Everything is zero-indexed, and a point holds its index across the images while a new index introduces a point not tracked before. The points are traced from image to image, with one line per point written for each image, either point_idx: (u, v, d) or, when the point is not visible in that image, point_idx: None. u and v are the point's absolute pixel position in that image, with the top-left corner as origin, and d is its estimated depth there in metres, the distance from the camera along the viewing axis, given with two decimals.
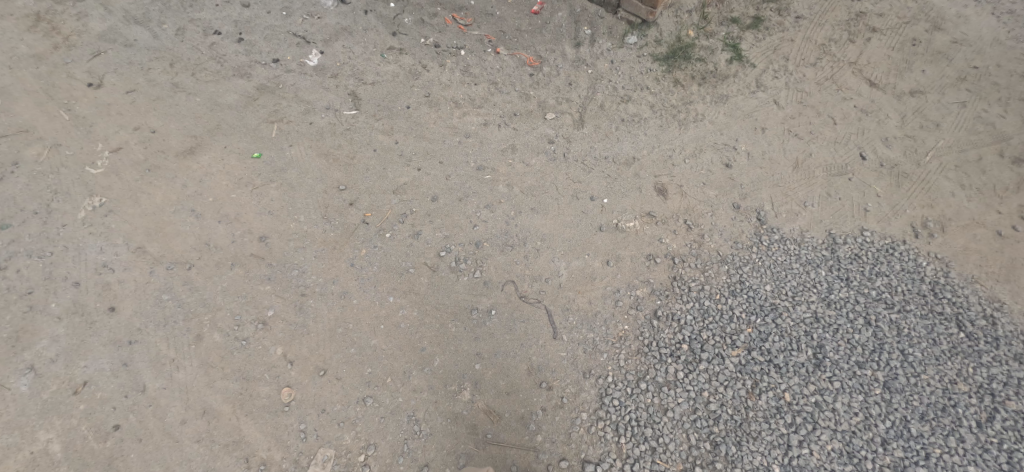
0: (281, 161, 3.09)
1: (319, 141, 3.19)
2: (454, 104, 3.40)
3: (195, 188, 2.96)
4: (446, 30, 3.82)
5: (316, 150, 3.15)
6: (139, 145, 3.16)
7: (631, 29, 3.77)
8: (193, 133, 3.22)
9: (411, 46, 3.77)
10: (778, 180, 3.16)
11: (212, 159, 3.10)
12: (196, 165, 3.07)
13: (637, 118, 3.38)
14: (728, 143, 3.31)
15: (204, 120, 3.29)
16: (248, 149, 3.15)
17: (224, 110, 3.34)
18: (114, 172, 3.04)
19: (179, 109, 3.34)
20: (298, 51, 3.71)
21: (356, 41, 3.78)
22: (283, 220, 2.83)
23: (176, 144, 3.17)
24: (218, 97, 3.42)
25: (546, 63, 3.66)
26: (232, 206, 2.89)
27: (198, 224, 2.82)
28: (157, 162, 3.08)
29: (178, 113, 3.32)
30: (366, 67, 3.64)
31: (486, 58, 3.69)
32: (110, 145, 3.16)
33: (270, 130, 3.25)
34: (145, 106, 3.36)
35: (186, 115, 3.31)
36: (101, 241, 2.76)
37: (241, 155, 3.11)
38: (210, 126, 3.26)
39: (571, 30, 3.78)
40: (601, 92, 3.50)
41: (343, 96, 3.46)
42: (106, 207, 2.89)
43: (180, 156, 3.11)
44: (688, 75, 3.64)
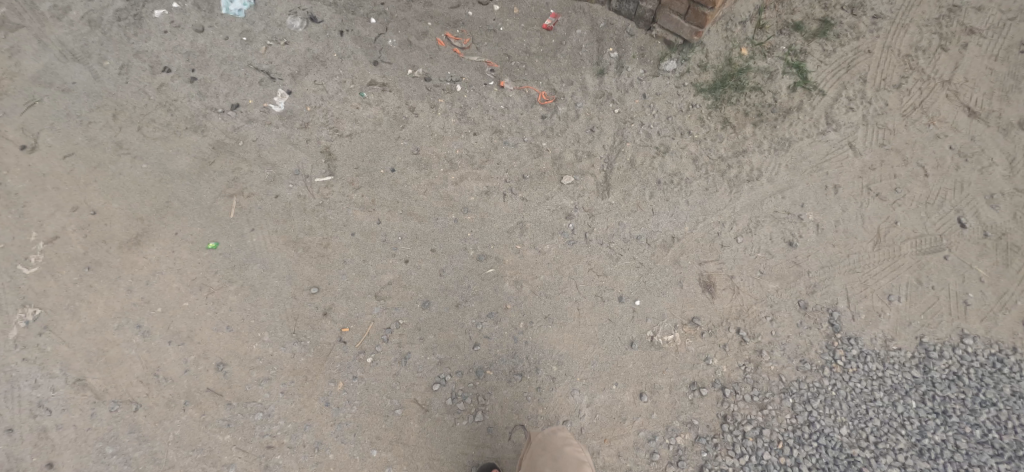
0: (241, 253, 2.56)
1: (287, 223, 2.63)
2: (449, 165, 2.77)
3: (142, 294, 2.48)
4: (439, 55, 3.16)
5: (284, 235, 2.60)
6: (78, 233, 2.65)
7: (668, 50, 3.01)
8: (139, 214, 2.69)
9: (396, 79, 3.09)
10: (856, 262, 2.52)
11: (161, 251, 2.58)
12: (143, 258, 2.57)
13: (678, 178, 2.70)
14: (792, 210, 2.64)
15: (151, 196, 2.74)
16: (202, 236, 2.61)
17: (175, 180, 2.78)
18: (48, 272, 2.56)
19: (123, 181, 2.79)
20: (262, 91, 3.07)
21: (330, 74, 3.13)
22: (243, 340, 2.35)
23: (120, 231, 2.65)
24: (169, 161, 2.85)
25: (561, 99, 2.96)
26: (185, 322, 2.40)
27: (145, 346, 2.37)
28: (99, 257, 2.58)
29: (122, 187, 2.77)
30: (342, 110, 3.00)
31: (489, 94, 3.01)
32: (46, 233, 2.66)
33: (228, 208, 2.69)
34: (85, 177, 2.82)
35: (130, 189, 2.76)
36: (36, 372, 2.34)
37: (194, 244, 2.59)
38: (159, 205, 2.71)
39: (592, 50, 3.06)
40: (630, 140, 2.82)
41: (315, 154, 2.86)
42: (42, 322, 2.45)
43: (125, 248, 2.60)
44: (741, 113, 2.92)
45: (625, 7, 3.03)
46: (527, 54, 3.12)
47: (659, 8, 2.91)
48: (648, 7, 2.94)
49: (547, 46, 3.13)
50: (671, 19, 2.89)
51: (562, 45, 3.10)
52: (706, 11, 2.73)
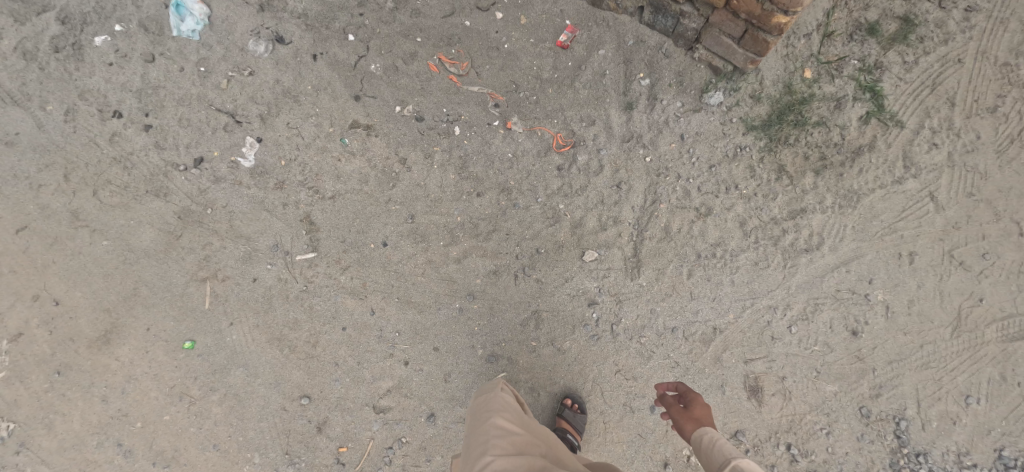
0: (220, 354, 2.27)
1: (269, 314, 2.30)
2: (450, 238, 2.37)
3: (118, 406, 2.25)
4: (432, 84, 2.66)
5: (265, 331, 2.28)
6: (42, 329, 2.34)
7: (714, 78, 2.48)
8: (104, 304, 2.36)
9: (383, 118, 2.61)
10: (929, 355, 2.17)
11: (132, 353, 2.29)
12: (114, 361, 2.29)
13: (722, 250, 2.30)
14: (858, 289, 2.25)
15: (114, 281, 2.39)
16: (176, 332, 2.30)
17: (141, 261, 2.42)
18: (17, 378, 2.30)
19: (83, 262, 2.43)
20: (229, 139, 2.61)
21: (304, 114, 2.65)
22: (232, 459, 2.22)
23: (87, 326, 2.34)
24: (131, 235, 2.46)
25: (580, 144, 2.49)
26: (169, 436, 2.24)
27: (129, 467, 2.25)
28: (67, 360, 2.30)
29: (81, 271, 2.42)
30: (321, 162, 2.55)
31: (494, 138, 2.53)
32: (6, 330, 2.35)
33: (200, 296, 2.34)
34: (41, 257, 2.46)
35: (90, 273, 2.41)
36: None
37: (168, 344, 2.29)
38: (125, 292, 2.37)
39: (619, 78, 2.55)
40: (664, 201, 2.37)
41: (293, 222, 2.45)
42: (18, 438, 2.27)
43: (94, 347, 2.31)
44: (801, 158, 2.43)
45: (659, 22, 2.47)
46: (538, 82, 2.62)
47: (706, 27, 2.35)
48: (690, 26, 2.38)
49: (560, 71, 2.61)
50: (720, 41, 2.35)
51: (580, 70, 2.58)
52: (769, 38, 2.18)
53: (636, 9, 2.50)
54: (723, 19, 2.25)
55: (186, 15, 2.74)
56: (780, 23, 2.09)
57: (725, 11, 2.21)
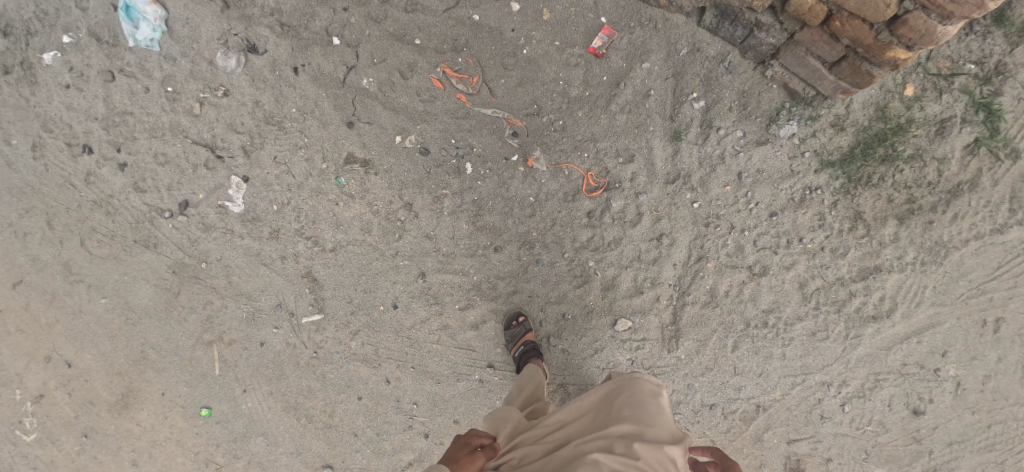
0: (238, 421, 2.15)
1: (281, 381, 2.15)
2: (466, 301, 2.13)
3: (149, 468, 2.20)
4: (437, 105, 2.24)
5: (280, 399, 2.14)
6: (62, 391, 2.24)
7: (788, 102, 2.03)
8: (115, 366, 2.22)
9: (383, 151, 2.25)
10: (996, 436, 2.00)
11: (153, 417, 2.18)
12: (135, 424, 2.19)
13: (775, 319, 2.04)
14: (926, 364, 2.02)
15: (120, 344, 2.23)
16: (191, 398, 2.17)
17: (144, 322, 2.24)
18: (49, 440, 2.25)
19: (87, 321, 2.27)
20: (212, 179, 2.30)
21: (292, 145, 2.30)
22: None
23: (103, 389, 2.22)
24: (128, 292, 2.26)
25: (613, 186, 2.13)
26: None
27: None
28: (92, 423, 2.21)
29: (86, 331, 2.27)
30: (318, 207, 2.24)
31: (512, 176, 2.17)
32: (28, 391, 2.26)
33: (210, 361, 2.18)
34: (44, 315, 2.29)
35: (96, 334, 2.25)
36: None
37: (186, 410, 2.17)
38: (133, 355, 2.22)
39: (666, 99, 2.12)
40: (712, 258, 2.07)
41: (294, 279, 2.21)
42: None
43: (114, 411, 2.20)
44: (882, 202, 2.04)
45: (724, 31, 1.98)
46: (566, 103, 2.19)
47: (789, 43, 1.87)
48: (765, 41, 1.91)
49: (592, 88, 2.17)
50: (804, 64, 1.88)
51: (617, 88, 2.14)
52: (875, 70, 1.73)
53: (695, 9, 2.00)
54: (816, 39, 1.78)
55: (139, 20, 2.29)
56: (897, 58, 1.64)
57: (823, 30, 1.74)
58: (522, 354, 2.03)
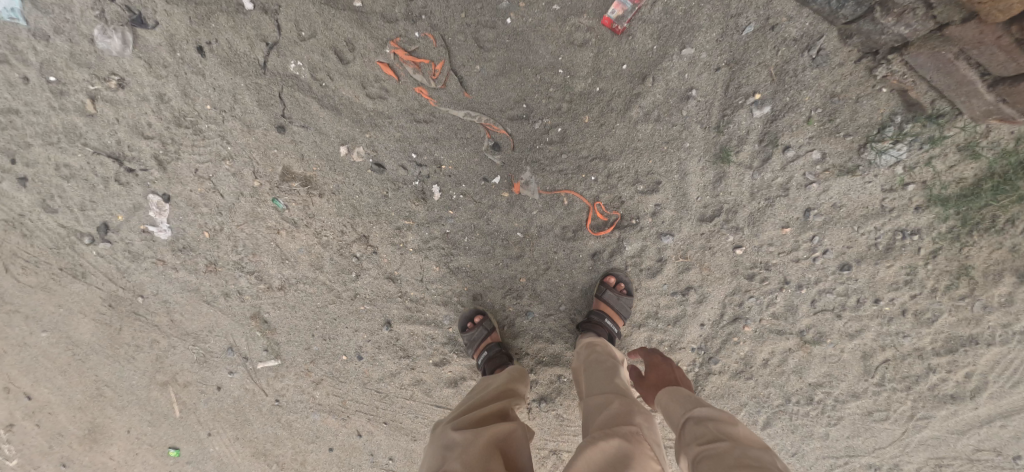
0: (209, 464, 1.98)
1: (247, 427, 1.93)
2: (440, 356, 1.77)
3: None
4: (392, 102, 1.67)
5: (249, 444, 1.94)
6: (29, 423, 2.07)
7: (900, 115, 1.36)
8: (75, 402, 2.03)
9: (327, 165, 1.73)
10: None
11: (125, 453, 2.03)
12: (111, 458, 2.05)
13: (823, 396, 1.65)
14: (1007, 451, 1.62)
15: (74, 380, 2.01)
16: (158, 438, 2.00)
17: (93, 357, 1.99)
18: (32, 467, 2.11)
19: (33, 356, 2.02)
20: (129, 197, 1.86)
21: (215, 154, 1.80)
22: None
23: (70, 422, 2.06)
24: (69, 325, 1.98)
25: (625, 222, 1.59)
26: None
27: None
28: (68, 454, 2.08)
29: (36, 365, 2.02)
30: (257, 234, 1.81)
31: (493, 205, 1.65)
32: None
33: (168, 403, 1.96)
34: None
35: (46, 369, 2.02)
36: None
37: (155, 449, 2.00)
38: (89, 392, 2.01)
39: (711, 103, 1.46)
40: (749, 322, 1.61)
41: (242, 320, 1.86)
42: None
43: (85, 444, 2.05)
44: (1001, 251, 1.44)
45: (822, 6, 1.31)
46: (566, 102, 1.56)
47: (934, 36, 1.22)
48: (890, 31, 1.25)
49: (605, 82, 1.52)
50: (951, 70, 1.24)
51: (642, 83, 1.49)
52: None
53: None
54: (991, 40, 1.15)
55: None
56: None
57: (1009, 31, 1.12)
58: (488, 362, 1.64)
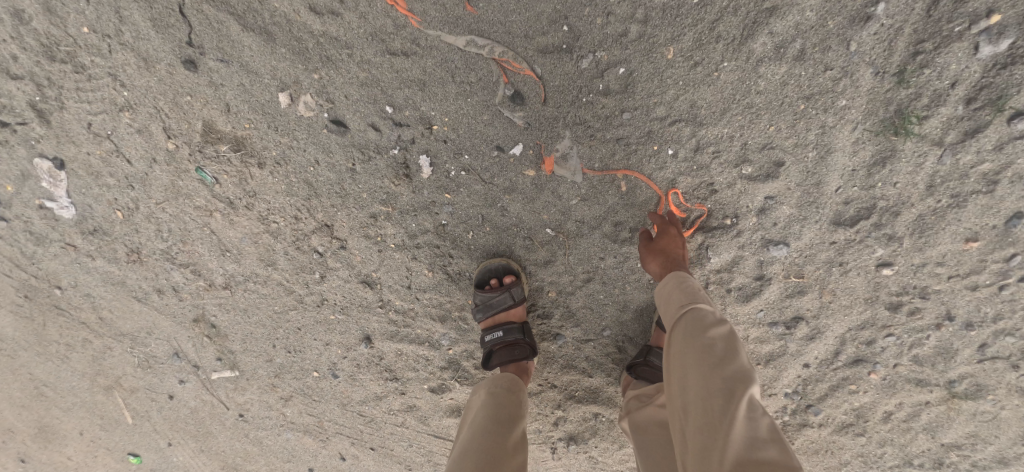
0: None
1: (209, 441, 1.57)
2: (439, 382, 1.32)
3: None
4: (351, 23, 1.06)
5: (216, 458, 1.59)
6: None
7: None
8: (14, 399, 1.70)
9: (264, 119, 1.16)
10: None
11: (83, 455, 1.73)
12: (67, 458, 1.76)
13: (956, 459, 1.19)
14: None
15: (6, 377, 1.67)
16: (113, 442, 1.67)
17: (22, 351, 1.62)
18: None
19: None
20: (12, 162, 1.37)
21: (109, 102, 1.25)
22: None
23: (15, 418, 1.74)
24: None
25: (713, 220, 1.05)
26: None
27: None
28: (21, 449, 1.79)
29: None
30: (183, 215, 1.30)
31: (512, 189, 1.10)
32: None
33: (118, 409, 1.61)
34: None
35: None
36: None
37: (113, 452, 1.69)
38: (28, 390, 1.67)
39: (900, 30, 0.89)
40: (880, 368, 1.12)
41: (185, 322, 1.43)
42: None
43: (39, 443, 1.76)
44: None
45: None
46: (638, 23, 0.97)
47: None
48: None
49: None
50: None
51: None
52: None
53: None
54: None
55: None
56: None
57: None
58: (491, 349, 1.14)
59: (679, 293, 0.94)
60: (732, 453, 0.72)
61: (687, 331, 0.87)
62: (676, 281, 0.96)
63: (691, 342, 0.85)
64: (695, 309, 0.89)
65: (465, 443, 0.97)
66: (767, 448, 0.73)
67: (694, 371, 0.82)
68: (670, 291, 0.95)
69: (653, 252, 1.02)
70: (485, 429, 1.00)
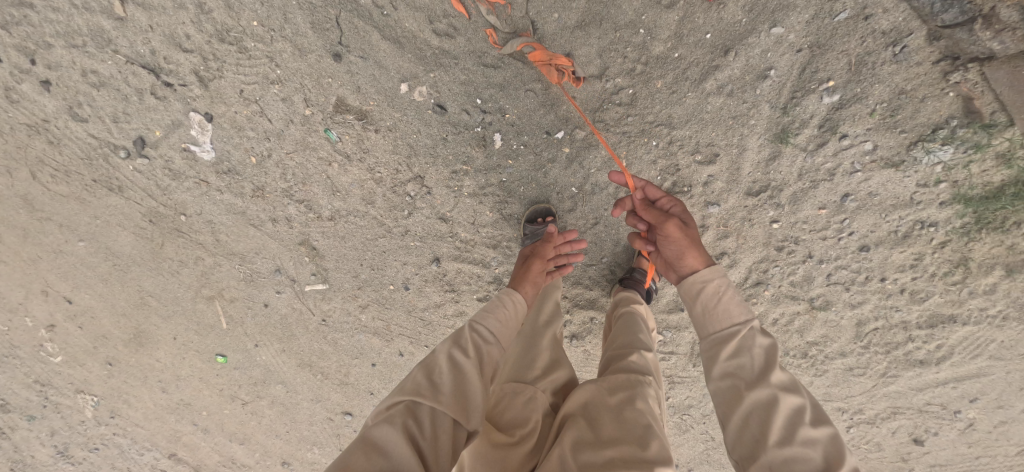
0: (255, 370, 2.11)
1: (291, 342, 2.05)
2: (485, 293, 1.89)
3: (178, 397, 2.20)
4: (460, 43, 1.63)
5: (294, 357, 2.07)
6: (71, 324, 2.13)
7: (956, 119, 1.48)
8: (117, 308, 2.08)
9: (385, 100, 1.70)
10: (976, 464, 1.93)
11: (171, 357, 2.13)
12: (155, 360, 2.15)
13: (816, 351, 1.86)
14: (950, 405, 1.85)
15: (116, 287, 2.05)
16: (203, 345, 2.10)
17: (135, 268, 2.02)
18: (76, 363, 2.19)
19: (71, 263, 2.04)
20: (166, 113, 1.80)
21: (262, 76, 1.73)
22: (297, 443, 2.22)
23: (112, 326, 2.12)
24: (108, 235, 1.98)
25: (677, 188, 1.70)
26: (235, 423, 2.22)
27: (212, 440, 2.26)
28: (112, 353, 2.15)
29: (75, 272, 2.05)
30: (308, 163, 1.80)
31: (553, 160, 1.71)
32: (38, 319, 2.14)
33: (215, 315, 2.05)
34: (23, 251, 2.03)
35: (87, 276, 2.05)
36: (113, 458, 2.34)
37: (201, 353, 2.11)
38: (132, 299, 2.06)
39: (786, 84, 1.56)
40: (770, 286, 1.78)
41: (291, 245, 1.91)
42: (106, 407, 2.25)
43: (131, 347, 2.14)
44: (1001, 247, 1.59)
45: (924, 5, 1.41)
46: (641, 64, 1.60)
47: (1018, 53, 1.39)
48: (983, 43, 1.41)
49: (685, 48, 1.57)
50: None
51: (723, 56, 1.56)
52: None
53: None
54: None
55: None
56: None
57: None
58: None
59: (725, 309, 1.26)
60: (808, 449, 1.07)
61: (738, 345, 1.21)
62: (711, 290, 1.29)
63: (741, 351, 1.20)
64: (740, 327, 1.22)
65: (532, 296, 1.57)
66: (825, 436, 1.09)
67: (755, 384, 1.15)
68: (710, 304, 1.28)
69: (692, 239, 1.37)
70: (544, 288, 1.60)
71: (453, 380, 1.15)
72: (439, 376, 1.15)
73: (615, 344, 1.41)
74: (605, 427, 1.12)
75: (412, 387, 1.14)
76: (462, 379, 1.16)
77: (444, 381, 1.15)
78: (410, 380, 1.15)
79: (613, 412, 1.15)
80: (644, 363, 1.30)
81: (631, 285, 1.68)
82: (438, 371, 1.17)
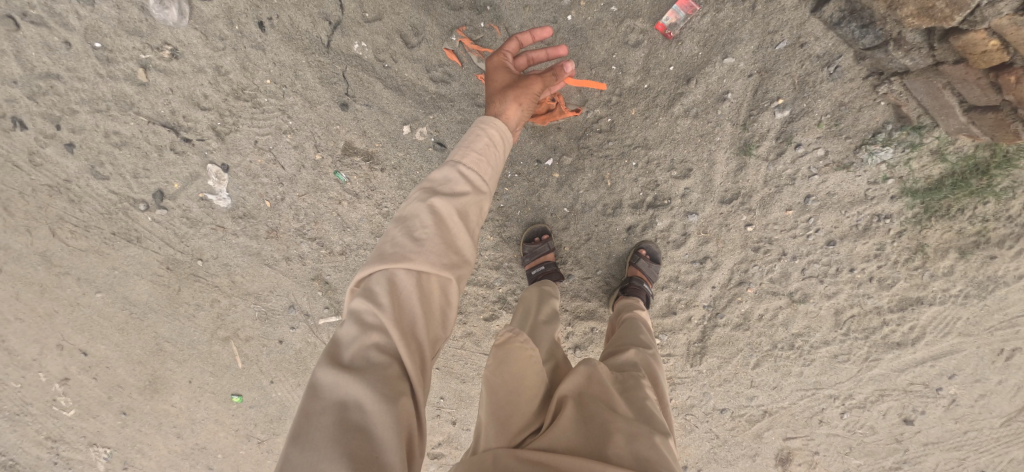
0: (270, 406, 2.19)
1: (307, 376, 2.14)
2: (490, 312, 2.03)
3: (193, 441, 2.24)
4: (456, 88, 1.86)
5: None
6: (86, 376, 2.18)
7: (891, 123, 1.71)
8: (133, 356, 2.15)
9: (389, 141, 1.89)
10: (966, 439, 2.05)
11: (187, 400, 2.19)
12: (171, 405, 2.20)
13: (802, 342, 2.01)
14: (930, 383, 2.00)
15: (133, 336, 2.13)
16: (219, 386, 2.17)
17: (152, 315, 2.10)
18: (89, 415, 2.21)
19: (87, 314, 2.11)
20: (184, 166, 1.94)
21: (275, 127, 1.89)
22: None
23: (128, 375, 2.18)
24: (124, 286, 2.07)
25: (659, 201, 1.90)
26: (251, 463, 2.26)
27: None
28: (126, 402, 2.20)
29: (91, 324, 2.12)
30: (320, 202, 1.95)
31: (545, 184, 1.93)
32: (52, 374, 2.18)
33: (231, 355, 2.13)
34: (40, 306, 2.11)
35: (102, 327, 2.12)
36: None
37: (217, 395, 2.18)
38: (149, 347, 2.14)
39: (743, 104, 1.79)
40: (751, 285, 1.96)
41: (304, 281, 2.03)
42: (119, 459, 2.26)
43: (146, 394, 2.19)
44: (950, 233, 1.80)
45: (847, 33, 1.64)
46: (615, 96, 1.85)
47: (927, 70, 1.58)
48: (898, 61, 1.60)
49: (653, 80, 1.82)
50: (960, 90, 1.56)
51: (686, 84, 1.80)
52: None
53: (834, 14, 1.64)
54: (970, 78, 1.53)
55: None
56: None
57: (987, 75, 1.50)
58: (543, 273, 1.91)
59: None
60: None
61: None
62: None
63: None
64: None
65: (531, 302, 1.67)
66: None
67: None
68: None
69: None
70: (542, 296, 1.70)
71: (438, 229, 1.25)
72: (421, 230, 1.24)
73: (614, 347, 1.55)
74: (610, 401, 1.24)
75: (392, 251, 1.21)
76: (446, 228, 1.26)
77: (428, 232, 1.24)
78: (390, 243, 1.22)
79: (613, 391, 1.28)
80: (641, 360, 1.45)
81: (628, 290, 1.84)
82: (418, 226, 1.25)
